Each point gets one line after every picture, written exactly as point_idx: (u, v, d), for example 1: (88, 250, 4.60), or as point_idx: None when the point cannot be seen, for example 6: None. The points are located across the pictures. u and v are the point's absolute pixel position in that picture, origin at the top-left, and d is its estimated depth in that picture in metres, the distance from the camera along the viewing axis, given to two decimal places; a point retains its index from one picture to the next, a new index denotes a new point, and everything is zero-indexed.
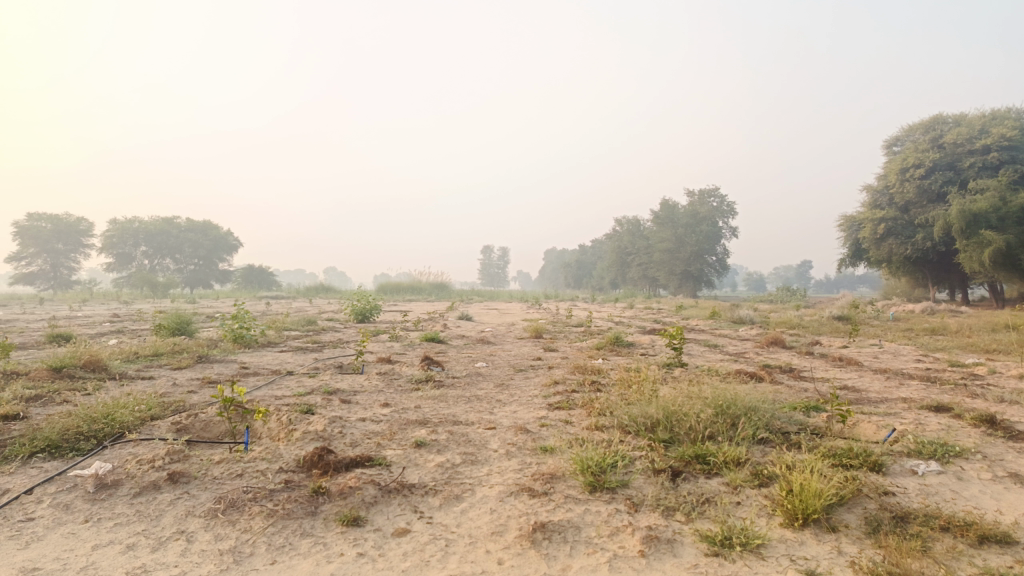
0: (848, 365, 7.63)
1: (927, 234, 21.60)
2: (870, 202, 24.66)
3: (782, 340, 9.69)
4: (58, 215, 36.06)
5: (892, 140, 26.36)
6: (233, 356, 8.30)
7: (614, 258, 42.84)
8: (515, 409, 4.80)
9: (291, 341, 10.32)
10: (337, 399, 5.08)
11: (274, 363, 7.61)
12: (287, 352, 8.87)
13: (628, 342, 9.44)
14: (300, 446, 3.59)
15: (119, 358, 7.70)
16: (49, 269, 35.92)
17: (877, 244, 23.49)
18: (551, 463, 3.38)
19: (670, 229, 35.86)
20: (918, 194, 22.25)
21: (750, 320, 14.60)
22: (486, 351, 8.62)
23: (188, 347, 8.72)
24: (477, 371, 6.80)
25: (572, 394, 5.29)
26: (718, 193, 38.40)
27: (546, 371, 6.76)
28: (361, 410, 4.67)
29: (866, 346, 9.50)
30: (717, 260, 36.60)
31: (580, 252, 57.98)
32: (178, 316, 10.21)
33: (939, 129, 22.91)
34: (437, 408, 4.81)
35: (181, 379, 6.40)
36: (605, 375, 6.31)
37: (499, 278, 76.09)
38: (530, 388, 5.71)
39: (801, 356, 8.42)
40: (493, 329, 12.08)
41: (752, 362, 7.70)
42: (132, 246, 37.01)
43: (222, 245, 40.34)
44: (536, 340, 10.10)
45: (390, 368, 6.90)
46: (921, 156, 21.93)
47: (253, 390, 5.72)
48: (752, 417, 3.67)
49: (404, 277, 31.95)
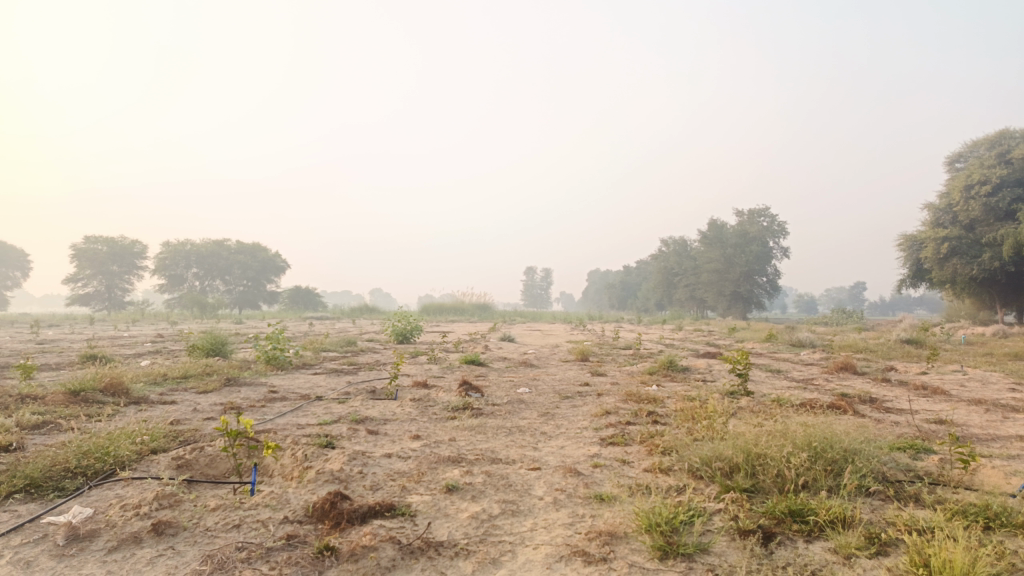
0: (935, 394, 6.80)
1: (995, 254, 20.28)
2: (932, 219, 23.38)
3: (853, 366, 8.89)
4: (114, 238, 36.87)
5: (955, 156, 25.13)
6: (264, 378, 7.86)
7: (660, 279, 41.84)
8: (562, 444, 4.20)
9: (327, 363, 9.88)
10: (364, 431, 4.55)
11: (305, 387, 7.15)
12: (321, 374, 8.42)
13: (682, 366, 8.75)
14: (311, 490, 3.05)
15: (148, 380, 7.35)
16: (104, 291, 36.62)
17: (939, 264, 22.11)
18: (609, 517, 2.79)
19: (718, 250, 34.86)
20: (984, 212, 20.98)
21: (810, 343, 13.70)
22: (528, 376, 8.02)
23: (218, 369, 8.33)
24: (520, 398, 6.22)
25: (626, 427, 4.66)
26: (767, 213, 37.22)
27: (595, 399, 6.13)
28: (388, 443, 4.12)
29: (948, 373, 8.59)
30: (768, 281, 35.37)
31: (625, 273, 57.04)
32: (213, 337, 9.89)
33: (1006, 144, 21.71)
34: (474, 442, 4.23)
35: (204, 405, 5.95)
36: (662, 404, 5.66)
37: (543, 299, 75.55)
38: (579, 419, 5.10)
39: (877, 384, 7.58)
40: (537, 351, 11.49)
41: (824, 390, 6.94)
42: (184, 268, 37.54)
43: (270, 266, 40.77)
44: (582, 364, 9.46)
45: (426, 393, 6.35)
46: (987, 172, 20.72)
47: (277, 418, 5.23)
48: (854, 462, 3.01)
49: (447, 297, 31.57)
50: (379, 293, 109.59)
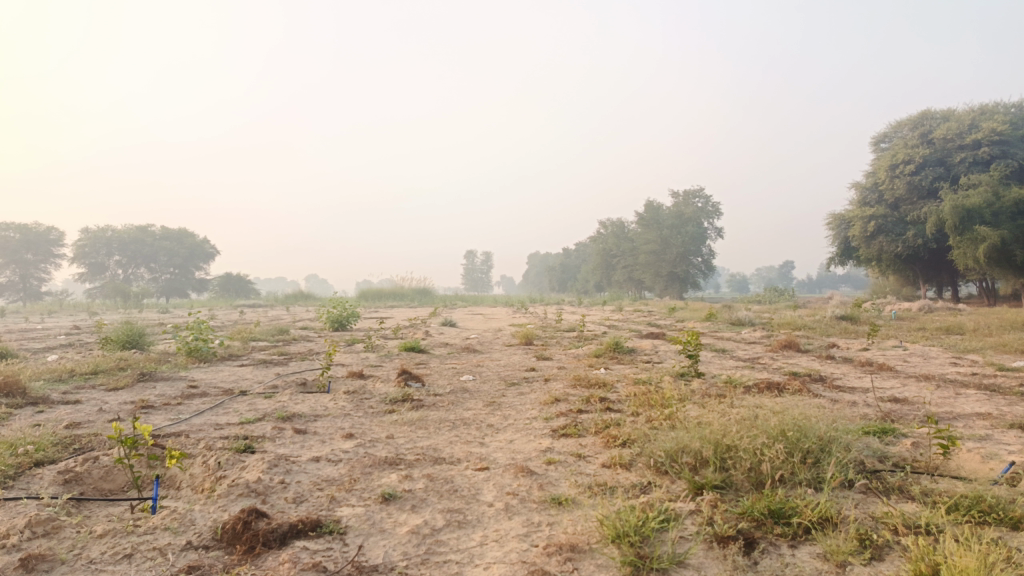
0: (882, 370, 6.74)
1: (919, 232, 20.91)
2: (859, 199, 23.94)
3: (796, 344, 8.84)
4: (26, 225, 34.54)
5: (879, 137, 25.82)
6: (184, 372, 7.25)
7: (599, 261, 42.00)
8: (510, 438, 3.84)
9: (256, 353, 9.26)
10: (290, 430, 4.10)
11: (229, 381, 6.59)
12: (247, 366, 7.84)
13: (628, 348, 8.51)
14: (221, 507, 2.61)
15: (51, 378, 6.64)
16: (17, 281, 34.40)
17: (866, 243, 22.69)
18: (569, 525, 2.45)
19: (655, 231, 35.07)
20: (908, 191, 21.56)
21: (750, 321, 13.76)
22: (471, 362, 7.64)
23: (132, 363, 7.64)
24: (464, 387, 5.84)
25: (578, 416, 4.34)
26: (702, 194, 37.63)
27: (542, 385, 5.80)
28: (317, 444, 3.68)
29: (889, 348, 8.62)
30: (704, 261, 35.84)
31: (564, 255, 57.15)
32: (129, 328, 9.15)
33: (927, 125, 22.36)
34: (414, 439, 3.84)
35: (112, 404, 5.36)
36: (613, 389, 5.37)
37: (483, 283, 75.15)
38: (527, 408, 4.75)
39: (823, 361, 7.52)
40: (479, 336, 11.13)
41: (773, 369, 6.79)
42: (105, 255, 35.58)
43: (198, 253, 39.06)
44: (526, 348, 9.15)
45: (362, 385, 5.90)
46: (911, 152, 21.26)
47: (193, 417, 4.71)
48: (831, 453, 2.76)
49: (385, 282, 30.83)
50: (316, 280, 106.92)
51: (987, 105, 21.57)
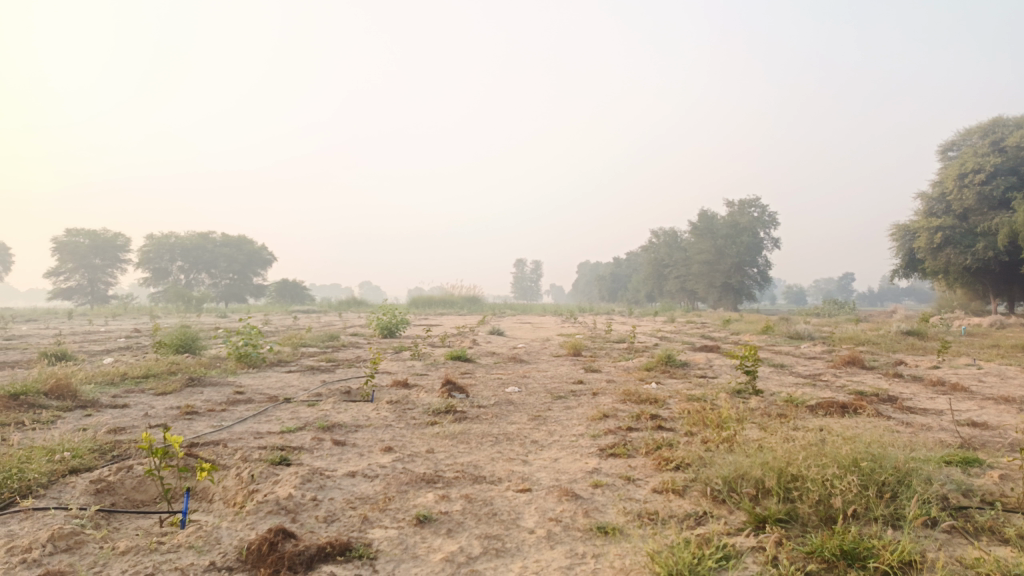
0: (955, 391, 6.31)
1: (989, 244, 19.87)
2: (925, 209, 22.96)
3: (860, 360, 8.40)
4: (95, 231, 35.92)
5: (947, 145, 24.77)
6: (232, 378, 7.27)
7: (651, 270, 41.40)
8: (555, 456, 3.65)
9: (304, 360, 9.28)
10: (328, 441, 3.99)
11: (275, 387, 6.57)
12: (294, 373, 7.83)
13: (681, 362, 8.22)
14: (249, 525, 2.49)
15: (104, 381, 6.73)
16: (86, 284, 35.79)
17: (932, 255, 21.69)
18: (617, 559, 2.24)
19: (709, 240, 34.38)
20: (978, 201, 20.55)
21: (808, 335, 13.23)
22: (518, 373, 7.47)
23: (183, 368, 7.71)
24: (509, 399, 5.67)
25: (627, 435, 4.11)
26: (758, 203, 36.74)
27: (591, 399, 5.58)
28: (355, 458, 3.55)
29: (962, 367, 8.12)
30: (759, 272, 34.94)
31: (615, 264, 56.62)
32: (183, 332, 9.28)
33: (1000, 132, 21.33)
34: (455, 455, 3.68)
35: (158, 409, 5.36)
36: (665, 406, 5.12)
37: (533, 292, 74.99)
38: (573, 424, 4.54)
39: (890, 379, 7.10)
40: (527, 346, 10.94)
41: (836, 387, 6.42)
42: (168, 261, 36.73)
43: (255, 259, 39.97)
44: (574, 360, 8.93)
45: (405, 394, 5.77)
46: (981, 161, 20.29)
47: (235, 425, 4.65)
48: (910, 487, 2.48)
49: (436, 290, 30.95)
50: (369, 286, 108.30)
51: None
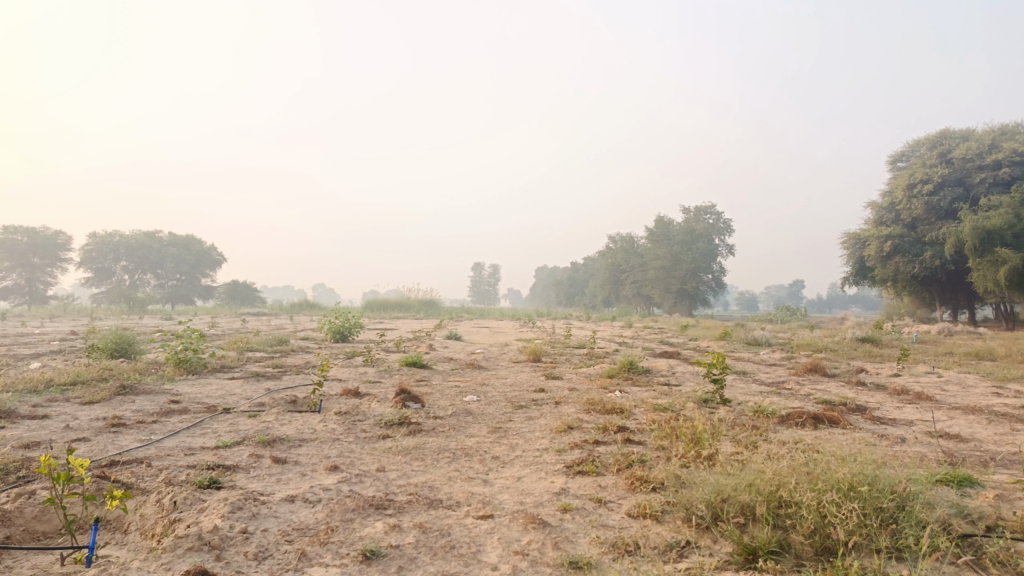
0: (921, 400, 6.21)
1: (936, 252, 20.28)
2: (875, 218, 23.39)
3: (822, 368, 8.30)
4: (34, 228, 34.35)
5: (897, 155, 25.31)
6: (170, 385, 6.78)
7: (607, 276, 41.47)
8: (518, 475, 3.34)
9: (251, 365, 8.78)
10: (267, 458, 3.61)
11: (215, 396, 6.12)
12: (238, 379, 7.36)
13: (643, 369, 8.00)
14: (164, 566, 2.12)
15: (25, 389, 6.18)
16: (24, 284, 34.16)
17: (882, 263, 22.08)
18: None
19: (665, 246, 34.57)
20: (925, 211, 20.98)
21: (766, 341, 13.20)
22: (477, 380, 7.14)
23: (116, 373, 7.18)
24: (467, 409, 5.35)
25: (594, 450, 3.83)
26: (713, 210, 37.10)
27: (553, 409, 5.30)
28: (296, 479, 3.18)
29: (923, 375, 8.09)
30: (714, 278, 35.29)
31: (572, 269, 56.66)
32: (119, 335, 8.70)
33: (946, 144, 21.86)
34: (408, 475, 3.34)
35: (82, 420, 4.89)
36: (632, 417, 4.86)
37: (489, 295, 74.73)
38: (536, 438, 4.25)
39: (854, 388, 6.98)
40: (484, 351, 10.65)
41: (802, 396, 6.27)
42: (112, 260, 35.35)
43: (205, 260, 38.72)
44: (533, 366, 8.64)
45: (355, 405, 5.40)
46: (929, 172, 20.74)
47: (165, 439, 4.23)
48: (912, 513, 2.25)
49: (391, 293, 30.36)
50: (323, 288, 106.62)
51: (1008, 125, 21.08)
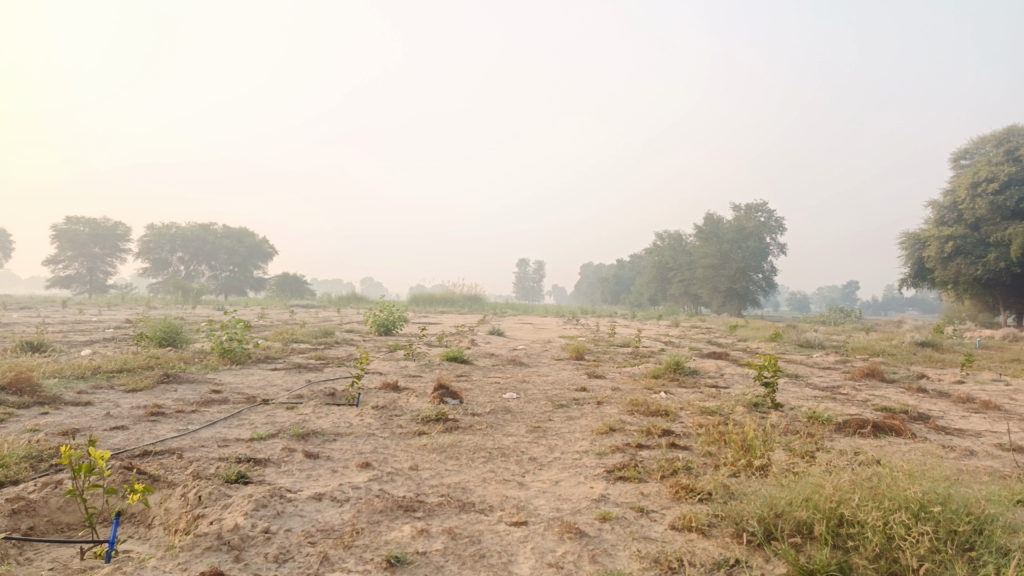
0: (988, 409, 5.84)
1: (1001, 254, 19.34)
2: (936, 218, 22.46)
3: (880, 372, 7.92)
4: (95, 219, 35.46)
5: (961, 152, 24.27)
6: (212, 375, 6.82)
7: (654, 274, 40.90)
8: (556, 479, 3.19)
9: (293, 357, 8.81)
10: (299, 453, 3.53)
11: (255, 387, 6.12)
12: (280, 371, 7.37)
13: (690, 369, 7.76)
14: (181, 565, 2.04)
15: (72, 376, 6.27)
16: (85, 273, 35.33)
17: (943, 264, 21.18)
18: None
19: (714, 245, 33.89)
20: (990, 211, 20.04)
21: (819, 343, 12.75)
22: (518, 377, 7.00)
23: (162, 362, 7.26)
24: (507, 407, 5.22)
25: (635, 454, 3.65)
26: (765, 208, 36.20)
27: (595, 409, 5.13)
28: (325, 475, 3.08)
29: (989, 382, 7.64)
30: (764, 277, 34.46)
31: (618, 266, 56.10)
32: (167, 324, 8.83)
33: (1014, 141, 20.85)
34: (442, 474, 3.22)
35: (123, 408, 4.91)
36: (677, 419, 4.65)
37: (534, 291, 74.55)
38: (575, 439, 4.09)
39: (914, 394, 6.62)
40: (526, 347, 10.52)
41: (857, 401, 5.96)
42: (168, 252, 36.29)
43: (256, 252, 39.47)
44: (576, 364, 8.47)
45: (393, 399, 5.32)
46: (995, 170, 19.80)
47: (201, 429, 4.19)
48: (993, 540, 2.02)
49: (437, 287, 30.44)
50: (370, 283, 107.97)
51: None
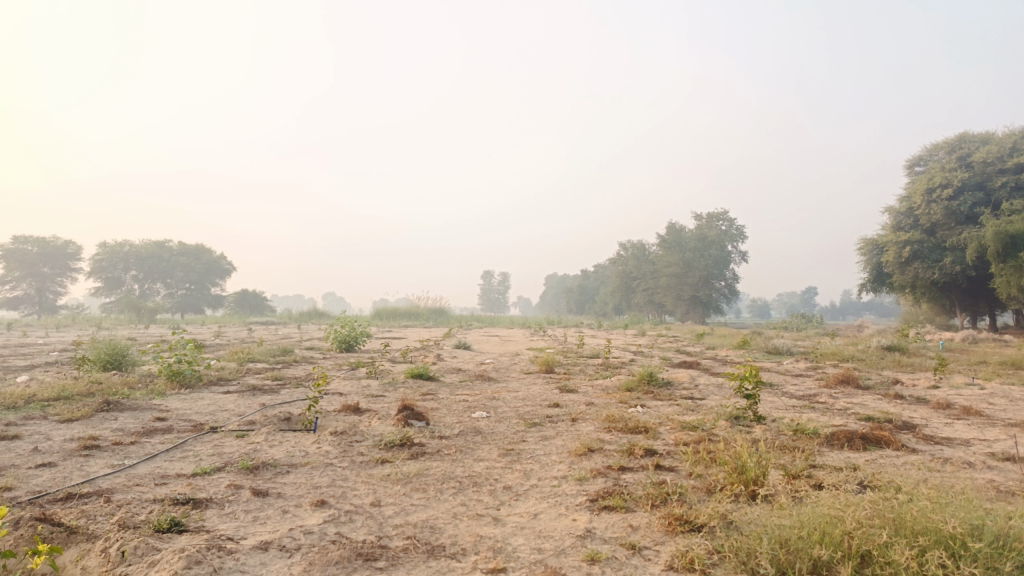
0: (969, 415, 5.70)
1: (957, 258, 19.63)
2: (892, 223, 22.77)
3: (855, 379, 7.75)
4: (44, 238, 34.15)
5: (914, 160, 24.75)
6: (159, 401, 6.34)
7: (618, 283, 40.92)
8: (535, 512, 2.88)
9: (249, 378, 8.33)
10: (248, 490, 3.15)
11: (205, 413, 5.68)
12: (233, 393, 6.92)
13: (664, 380, 7.52)
14: None
15: (1, 406, 5.75)
16: (34, 294, 33.94)
17: (900, 269, 21.42)
18: None
19: (677, 254, 34.02)
20: (945, 216, 20.34)
21: (788, 350, 12.66)
22: (487, 394, 6.67)
23: (104, 388, 6.76)
24: (476, 427, 4.89)
25: (618, 479, 3.36)
26: (726, 217, 36.52)
27: (570, 428, 4.83)
28: (274, 518, 2.71)
29: (964, 387, 7.54)
30: (727, 285, 34.69)
31: (583, 277, 56.08)
32: (112, 346, 8.29)
33: (966, 148, 21.28)
34: (408, 511, 2.87)
35: (55, 441, 4.46)
36: (658, 437, 4.37)
37: (499, 304, 74.23)
38: (551, 463, 3.78)
39: (893, 402, 6.47)
40: (494, 362, 10.18)
41: (839, 411, 5.76)
42: (122, 270, 35.17)
43: (214, 269, 38.40)
44: (547, 378, 8.17)
45: (353, 423, 4.95)
46: (949, 176, 20.12)
47: (138, 464, 3.78)
48: None
49: (401, 301, 29.92)
50: (333, 298, 106.38)
51: None
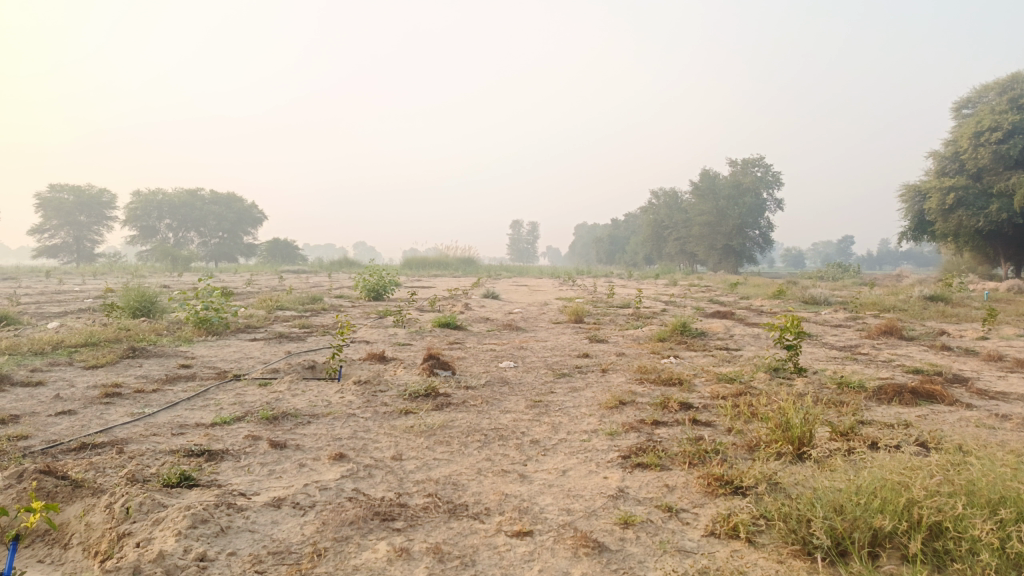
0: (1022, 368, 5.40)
1: (1003, 205, 18.77)
2: (937, 169, 21.86)
3: (898, 330, 7.43)
4: (80, 186, 34.55)
5: (962, 102, 23.62)
6: (185, 348, 6.30)
7: (649, 232, 40.29)
8: (564, 468, 2.71)
9: (276, 325, 8.28)
10: (265, 442, 3.03)
11: (229, 360, 5.61)
12: (260, 341, 6.85)
13: (698, 330, 7.28)
14: None
15: (30, 352, 5.75)
16: (72, 242, 34.53)
17: (943, 216, 20.53)
18: None
19: (710, 202, 33.24)
20: (993, 160, 19.43)
21: (826, 300, 12.26)
22: (515, 343, 6.50)
23: (132, 334, 6.74)
24: (504, 377, 4.73)
25: (651, 434, 3.17)
26: (761, 163, 35.48)
27: (601, 379, 4.65)
28: (290, 472, 2.58)
29: (1015, 338, 7.18)
30: (761, 234, 33.93)
31: (613, 226, 55.38)
32: (141, 293, 8.27)
33: (1018, 88, 20.20)
34: (429, 466, 2.73)
35: (79, 389, 4.41)
36: (693, 390, 4.16)
37: (529, 253, 73.91)
38: (580, 416, 3.60)
39: (941, 354, 6.16)
40: (523, 311, 10.01)
41: (884, 363, 5.49)
42: (156, 219, 35.57)
43: (246, 217, 38.64)
44: (577, 327, 7.99)
45: (378, 372, 4.82)
46: (999, 118, 19.14)
47: (158, 413, 3.69)
48: None
49: (430, 251, 29.81)
50: (363, 247, 106.99)
51: None
